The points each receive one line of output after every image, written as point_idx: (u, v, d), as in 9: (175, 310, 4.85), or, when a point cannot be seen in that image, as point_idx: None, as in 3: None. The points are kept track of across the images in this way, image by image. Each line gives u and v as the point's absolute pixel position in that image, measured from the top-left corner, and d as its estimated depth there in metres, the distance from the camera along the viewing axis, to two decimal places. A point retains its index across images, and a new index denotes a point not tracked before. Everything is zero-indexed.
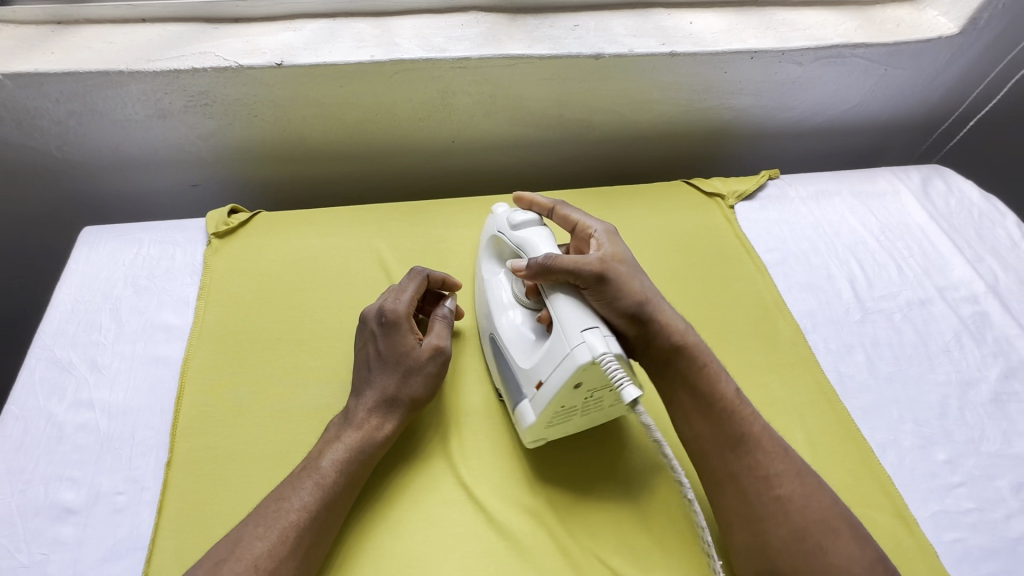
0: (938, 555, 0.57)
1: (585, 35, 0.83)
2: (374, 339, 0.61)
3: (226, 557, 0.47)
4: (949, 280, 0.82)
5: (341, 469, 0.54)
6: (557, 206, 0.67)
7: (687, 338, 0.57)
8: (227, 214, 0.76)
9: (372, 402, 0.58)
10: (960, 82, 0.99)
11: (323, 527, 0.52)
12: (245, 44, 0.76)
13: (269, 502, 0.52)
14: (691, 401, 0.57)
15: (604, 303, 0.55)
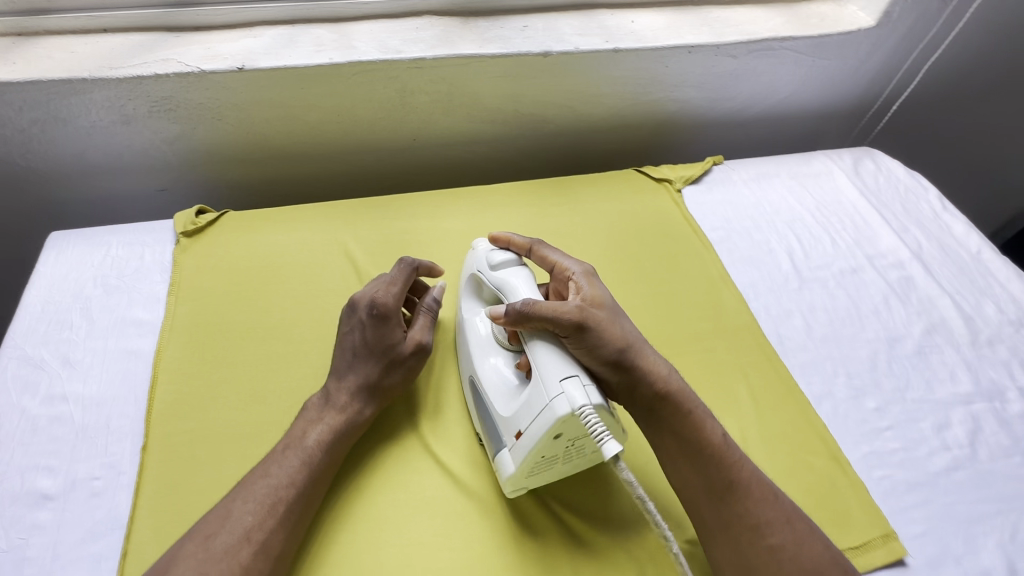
0: (868, 491, 0.63)
1: (534, 35, 0.88)
2: (362, 329, 0.62)
3: (217, 531, 0.49)
4: (879, 250, 0.89)
5: (325, 446, 0.57)
6: (534, 245, 0.67)
7: (670, 382, 0.56)
8: (194, 214, 0.79)
9: (355, 387, 0.61)
10: (882, 70, 1.08)
11: (309, 497, 0.54)
12: (206, 50, 0.79)
13: (256, 478, 0.53)
14: (674, 447, 0.56)
15: (584, 351, 0.55)
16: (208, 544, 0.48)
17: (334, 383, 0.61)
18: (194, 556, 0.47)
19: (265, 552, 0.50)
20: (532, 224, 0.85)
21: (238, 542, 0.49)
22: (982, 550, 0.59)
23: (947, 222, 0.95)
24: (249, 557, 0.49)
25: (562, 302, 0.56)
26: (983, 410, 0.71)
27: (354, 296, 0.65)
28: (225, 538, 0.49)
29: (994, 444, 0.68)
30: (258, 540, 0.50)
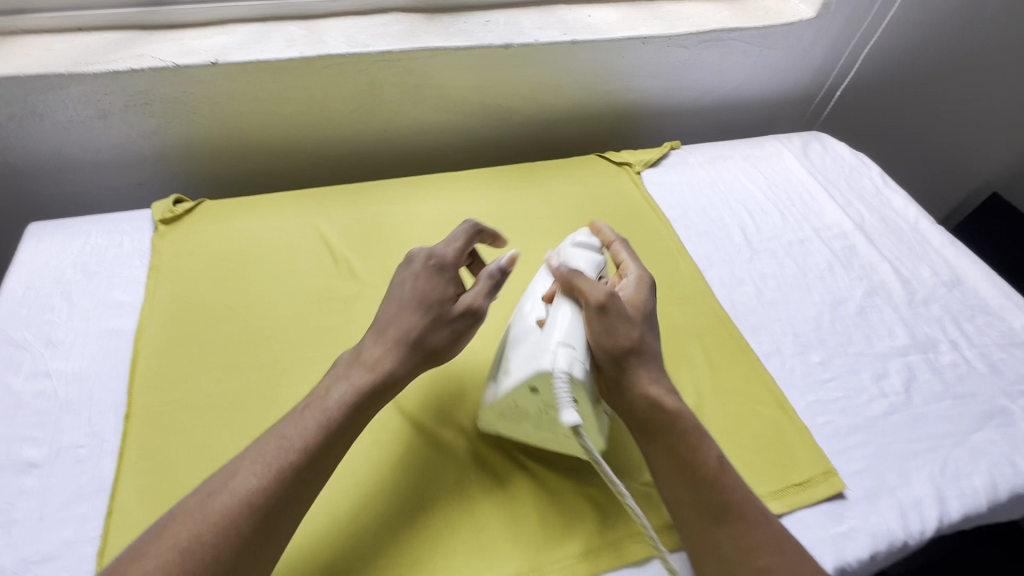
0: (811, 434, 0.68)
1: (496, 29, 0.94)
2: (412, 280, 0.58)
3: (217, 490, 0.46)
4: (825, 223, 0.96)
5: (347, 405, 0.52)
6: (619, 241, 0.68)
7: (667, 400, 0.55)
8: (172, 203, 0.82)
9: (394, 343, 0.55)
10: (824, 58, 1.16)
11: (317, 462, 0.49)
12: (180, 46, 0.82)
13: (264, 440, 0.49)
14: (668, 461, 0.54)
15: (597, 332, 0.55)
16: (205, 506, 0.45)
17: (373, 339, 0.56)
18: (187, 517, 0.44)
19: (261, 520, 0.46)
20: (501, 206, 0.90)
21: (233, 506, 0.45)
22: (915, 482, 0.64)
23: (888, 196, 1.02)
24: (242, 522, 0.45)
25: (595, 283, 0.58)
26: (917, 360, 0.76)
27: (409, 252, 0.62)
28: (224, 499, 0.45)
29: (927, 390, 0.73)
30: (253, 504, 0.46)
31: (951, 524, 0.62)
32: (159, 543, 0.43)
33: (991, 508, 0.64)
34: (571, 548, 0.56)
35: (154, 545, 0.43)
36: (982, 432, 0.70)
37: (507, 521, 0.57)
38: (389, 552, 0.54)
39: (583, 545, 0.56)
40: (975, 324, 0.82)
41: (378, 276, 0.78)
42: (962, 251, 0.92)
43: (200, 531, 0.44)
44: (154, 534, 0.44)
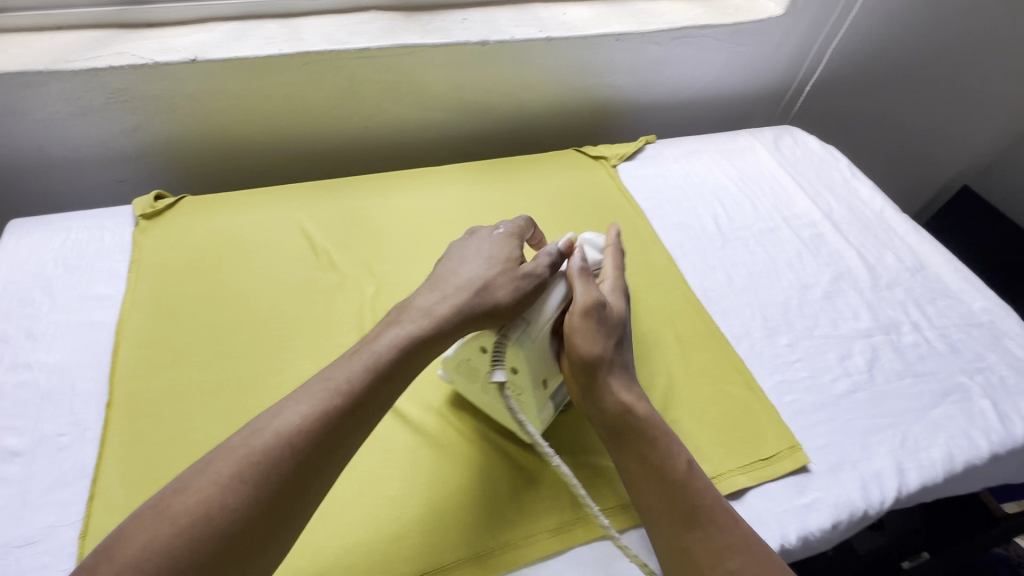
0: (778, 412, 0.70)
1: (473, 26, 0.96)
2: (481, 248, 0.62)
3: (264, 424, 0.44)
4: (794, 213, 0.99)
5: (404, 348, 0.51)
6: (613, 248, 0.69)
7: (636, 406, 0.57)
8: (153, 199, 0.83)
9: (458, 293, 0.56)
10: (794, 54, 1.19)
11: (365, 403, 0.48)
12: (159, 44, 0.83)
13: (316, 377, 0.48)
14: (641, 469, 0.56)
15: (579, 334, 0.58)
16: (251, 439, 0.43)
17: (435, 290, 0.57)
18: (229, 452, 0.43)
19: (306, 457, 0.44)
20: (479, 199, 0.92)
21: (277, 442, 0.43)
22: (876, 456, 0.67)
23: (855, 186, 1.05)
24: (286, 457, 0.43)
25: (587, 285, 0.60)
26: (881, 341, 0.80)
27: (473, 230, 0.66)
28: (270, 432, 0.44)
29: (889, 369, 0.76)
30: (298, 440, 0.44)
31: (909, 494, 0.65)
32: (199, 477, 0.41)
33: (947, 478, 0.67)
34: (545, 523, 0.58)
35: (193, 479, 0.41)
36: (941, 408, 0.73)
37: (482, 499, 0.59)
38: (368, 530, 0.56)
39: (556, 520, 0.58)
40: (936, 306, 0.85)
41: (358, 267, 0.80)
42: (925, 238, 0.96)
43: (242, 465, 0.42)
44: (192, 470, 0.42)
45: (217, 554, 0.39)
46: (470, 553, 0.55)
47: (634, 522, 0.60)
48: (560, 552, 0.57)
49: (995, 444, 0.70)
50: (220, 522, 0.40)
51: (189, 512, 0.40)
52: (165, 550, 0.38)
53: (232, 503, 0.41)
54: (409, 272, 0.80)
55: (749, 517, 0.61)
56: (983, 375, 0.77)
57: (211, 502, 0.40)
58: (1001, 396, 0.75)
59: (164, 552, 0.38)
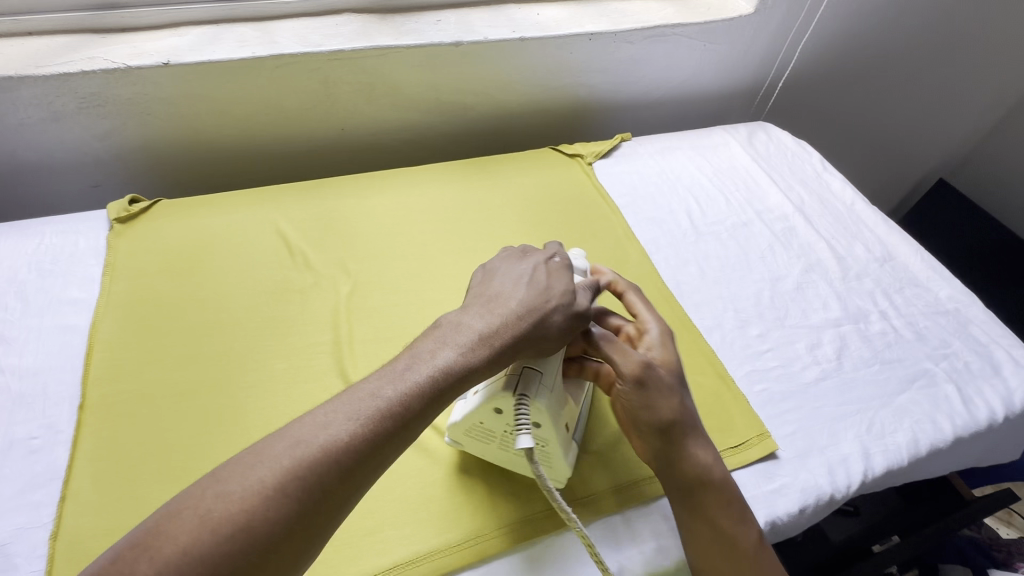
0: (747, 401, 0.72)
1: (447, 28, 0.97)
2: (540, 267, 0.57)
3: (312, 436, 0.40)
4: (767, 206, 1.00)
5: (458, 370, 0.46)
6: (631, 292, 0.68)
7: (714, 475, 0.58)
8: (128, 203, 0.83)
9: (515, 318, 0.51)
10: (766, 52, 1.21)
11: (415, 423, 0.44)
12: (131, 49, 0.83)
13: (366, 386, 0.43)
14: (708, 533, 0.56)
15: (636, 405, 0.57)
16: (296, 448, 0.39)
17: (489, 308, 0.51)
18: (274, 458, 0.38)
19: (351, 477, 0.40)
20: (455, 198, 0.93)
21: (327, 456, 0.39)
22: (843, 441, 0.69)
23: (827, 180, 1.07)
24: (333, 474, 0.39)
25: (631, 352, 0.58)
26: (849, 330, 0.81)
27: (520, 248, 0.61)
28: (320, 444, 0.39)
29: (857, 357, 0.78)
30: (346, 457, 0.40)
31: (875, 477, 0.67)
32: (241, 481, 0.37)
33: (912, 462, 0.69)
34: (516, 514, 0.59)
35: (235, 482, 0.37)
36: (907, 393, 0.74)
37: (454, 493, 0.60)
38: (341, 525, 0.57)
39: (528, 512, 0.59)
40: (903, 296, 0.87)
41: (333, 267, 0.80)
42: (894, 230, 0.98)
43: (288, 475, 0.38)
44: (232, 471, 0.38)
45: (252, 569, 0.36)
46: (442, 545, 0.56)
47: (604, 513, 0.60)
48: (531, 543, 0.57)
49: (958, 427, 0.72)
50: (262, 535, 0.36)
51: (231, 521, 0.36)
52: (201, 562, 0.34)
53: (275, 515, 0.37)
54: (385, 270, 0.81)
55: None
56: (948, 361, 0.79)
57: (255, 513, 0.36)
58: (965, 380, 0.77)
59: (199, 562, 0.34)
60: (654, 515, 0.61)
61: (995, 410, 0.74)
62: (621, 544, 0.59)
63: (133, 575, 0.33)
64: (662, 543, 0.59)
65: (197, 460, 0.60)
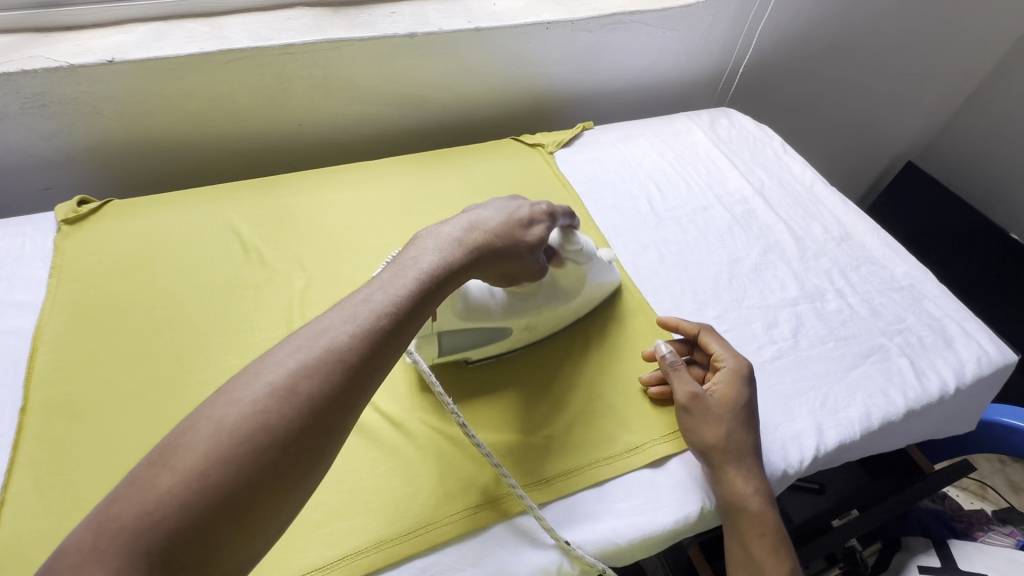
0: None
1: (401, 19, 0.96)
2: (527, 206, 0.64)
3: (313, 341, 0.42)
4: (727, 190, 1.00)
5: (441, 273, 0.51)
6: (703, 331, 0.71)
7: (750, 506, 0.61)
8: (76, 204, 0.82)
9: (487, 237, 0.57)
10: (726, 38, 1.22)
11: (410, 322, 0.47)
12: (75, 47, 0.82)
13: (357, 297, 0.46)
14: (741, 555, 0.61)
15: (685, 429, 0.65)
16: (298, 354, 0.41)
17: (465, 225, 0.57)
18: (280, 365, 0.40)
19: (356, 377, 0.42)
20: (414, 190, 0.92)
21: (332, 358, 0.41)
22: (796, 417, 0.69)
23: (787, 163, 1.08)
24: (342, 373, 0.41)
25: (683, 383, 0.65)
26: (805, 309, 0.82)
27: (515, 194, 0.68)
28: (322, 348, 0.41)
29: (813, 334, 0.79)
30: (350, 356, 0.42)
31: (827, 452, 0.68)
32: (250, 389, 0.38)
33: (864, 435, 0.70)
34: (468, 500, 0.58)
35: (245, 391, 0.38)
36: (860, 368, 0.75)
37: (405, 482, 0.59)
38: None
39: (478, 497, 0.59)
40: (859, 274, 0.88)
41: (287, 263, 0.79)
42: (852, 209, 0.99)
43: (296, 377, 0.39)
44: (238, 384, 0.39)
45: (272, 471, 0.37)
46: (393, 534, 0.56)
47: (559, 496, 0.60)
48: (483, 528, 0.57)
49: (910, 400, 0.73)
50: (279, 434, 0.37)
51: (249, 423, 0.37)
52: (223, 465, 0.35)
53: (289, 414, 0.38)
54: (341, 264, 0.80)
55: (670, 482, 0.63)
56: (901, 336, 0.80)
57: (272, 413, 0.38)
58: (918, 354, 0.78)
59: (223, 466, 0.35)
60: (607, 497, 0.61)
61: (947, 381, 0.76)
62: (574, 526, 0.59)
63: (157, 485, 0.34)
64: (615, 523, 0.59)
65: None
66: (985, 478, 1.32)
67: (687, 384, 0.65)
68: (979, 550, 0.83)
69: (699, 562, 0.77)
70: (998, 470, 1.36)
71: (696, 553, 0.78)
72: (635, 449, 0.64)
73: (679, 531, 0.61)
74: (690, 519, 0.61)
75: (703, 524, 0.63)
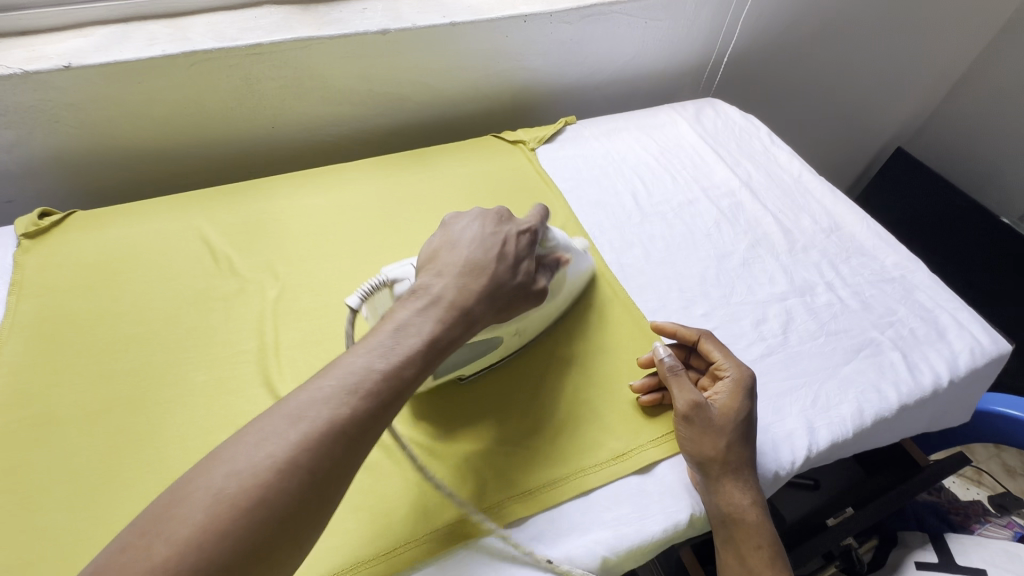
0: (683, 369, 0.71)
1: (373, 15, 0.92)
2: (510, 236, 0.62)
3: (306, 413, 0.42)
4: (713, 183, 0.98)
5: (439, 341, 0.51)
6: (703, 336, 0.68)
7: (746, 516, 0.60)
8: (37, 217, 0.78)
9: (477, 292, 0.56)
10: (709, 27, 1.19)
11: (411, 386, 0.48)
12: (29, 52, 0.78)
13: (355, 362, 0.45)
14: (737, 566, 0.60)
15: (682, 438, 0.63)
16: (297, 424, 0.41)
17: (452, 280, 0.55)
18: (279, 435, 0.41)
19: (354, 445, 0.43)
20: (392, 192, 0.89)
21: (334, 430, 0.42)
22: (787, 417, 0.67)
23: (774, 153, 1.06)
24: (338, 445, 0.42)
25: (682, 393, 0.63)
26: (795, 304, 0.80)
27: (487, 210, 0.64)
28: (322, 418, 0.42)
29: (803, 330, 0.77)
30: (349, 427, 0.43)
31: (820, 452, 0.66)
32: (248, 459, 0.39)
33: (857, 433, 0.68)
34: (449, 514, 0.56)
35: (243, 461, 0.39)
36: (852, 364, 0.73)
37: (381, 498, 0.57)
38: None
39: (458, 512, 0.56)
40: (850, 265, 0.87)
41: (260, 271, 0.77)
42: (840, 199, 0.97)
43: (296, 449, 0.40)
44: (237, 452, 0.40)
45: (260, 548, 0.38)
46: (370, 555, 0.53)
47: (544, 507, 0.58)
48: (464, 545, 0.55)
49: (903, 394, 0.71)
50: (275, 507, 0.38)
51: (247, 497, 0.38)
52: (218, 537, 0.36)
53: (287, 488, 0.39)
54: (316, 271, 0.78)
55: (658, 489, 0.61)
56: (893, 329, 0.78)
57: (269, 488, 0.39)
58: (911, 347, 0.76)
59: (218, 539, 0.36)
60: (593, 507, 0.59)
61: (940, 374, 0.74)
62: (559, 540, 0.56)
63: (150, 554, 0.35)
64: (602, 534, 0.57)
65: (110, 484, 0.56)
66: (981, 464, 1.32)
67: (688, 394, 0.63)
68: (975, 543, 0.81)
69: (689, 562, 0.75)
70: (995, 456, 1.35)
71: (688, 556, 0.76)
72: (621, 456, 0.62)
73: (667, 540, 0.59)
74: (680, 527, 0.59)
75: (693, 530, 0.61)
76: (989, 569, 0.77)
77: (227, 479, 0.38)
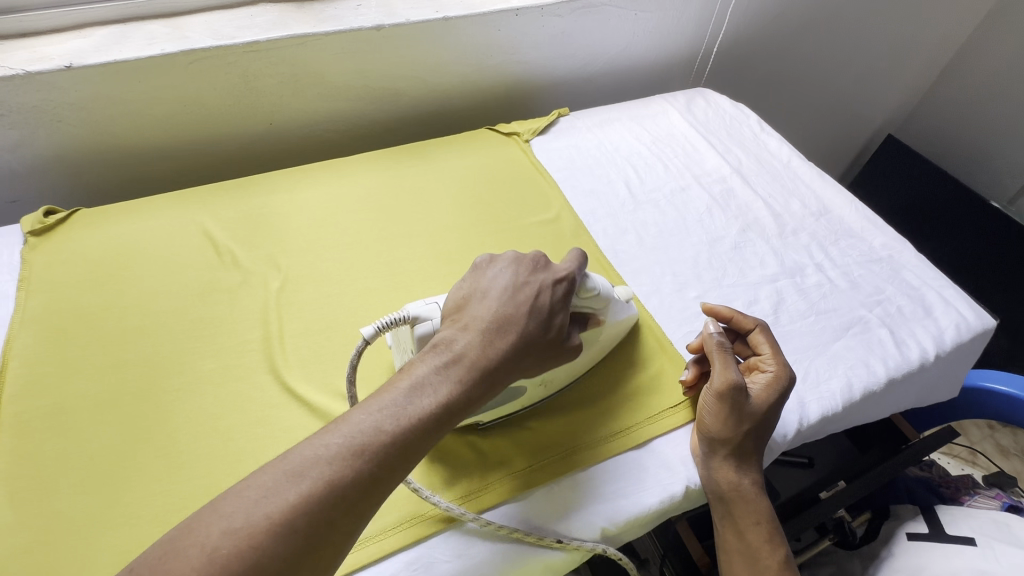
0: (673, 344, 0.74)
1: (368, 11, 0.94)
2: (544, 286, 0.57)
3: (309, 474, 0.42)
4: (705, 170, 1.00)
5: (452, 406, 0.49)
6: (759, 328, 0.69)
7: (745, 496, 0.62)
8: (43, 215, 0.80)
9: (499, 353, 0.52)
10: (699, 17, 1.21)
11: (412, 455, 0.46)
12: (32, 53, 0.80)
13: (363, 420, 0.45)
14: (736, 542, 0.63)
15: (707, 411, 0.63)
16: (300, 482, 0.41)
17: (476, 335, 0.53)
18: (281, 493, 0.41)
19: (353, 510, 0.43)
20: (389, 185, 0.91)
21: (333, 492, 0.42)
22: None
23: (764, 140, 1.08)
24: (337, 504, 0.42)
25: (728, 372, 0.63)
26: (785, 285, 0.82)
27: (522, 254, 0.60)
28: (322, 480, 0.42)
29: (794, 310, 0.79)
30: (352, 490, 0.43)
31: (810, 425, 0.68)
32: (245, 516, 0.40)
33: (847, 407, 0.70)
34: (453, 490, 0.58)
35: (241, 519, 0.39)
36: (841, 341, 0.76)
37: None
38: None
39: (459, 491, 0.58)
40: (838, 247, 0.89)
41: (262, 264, 0.78)
42: (829, 183, 0.99)
43: (295, 512, 0.40)
44: (236, 508, 0.40)
45: None
46: (375, 530, 0.55)
47: (547, 482, 0.60)
48: (469, 520, 0.57)
49: (891, 368, 0.73)
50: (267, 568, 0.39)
51: (240, 560, 0.38)
52: None
53: (278, 552, 0.39)
54: (317, 262, 0.79)
55: (655, 463, 0.63)
56: (881, 306, 0.80)
57: (265, 550, 0.39)
58: (898, 324, 0.79)
59: None
60: (592, 482, 0.61)
61: (926, 348, 0.76)
62: (560, 513, 0.58)
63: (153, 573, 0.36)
64: (602, 509, 0.59)
65: (123, 470, 0.58)
66: (974, 444, 1.34)
67: (731, 374, 0.62)
68: (965, 513, 0.83)
69: (685, 534, 0.77)
70: (988, 436, 1.37)
71: (684, 530, 0.78)
72: (619, 433, 0.64)
73: (664, 511, 0.61)
74: (676, 498, 0.61)
75: (689, 502, 0.63)
76: (978, 537, 0.79)
77: (251, 513, 0.40)
